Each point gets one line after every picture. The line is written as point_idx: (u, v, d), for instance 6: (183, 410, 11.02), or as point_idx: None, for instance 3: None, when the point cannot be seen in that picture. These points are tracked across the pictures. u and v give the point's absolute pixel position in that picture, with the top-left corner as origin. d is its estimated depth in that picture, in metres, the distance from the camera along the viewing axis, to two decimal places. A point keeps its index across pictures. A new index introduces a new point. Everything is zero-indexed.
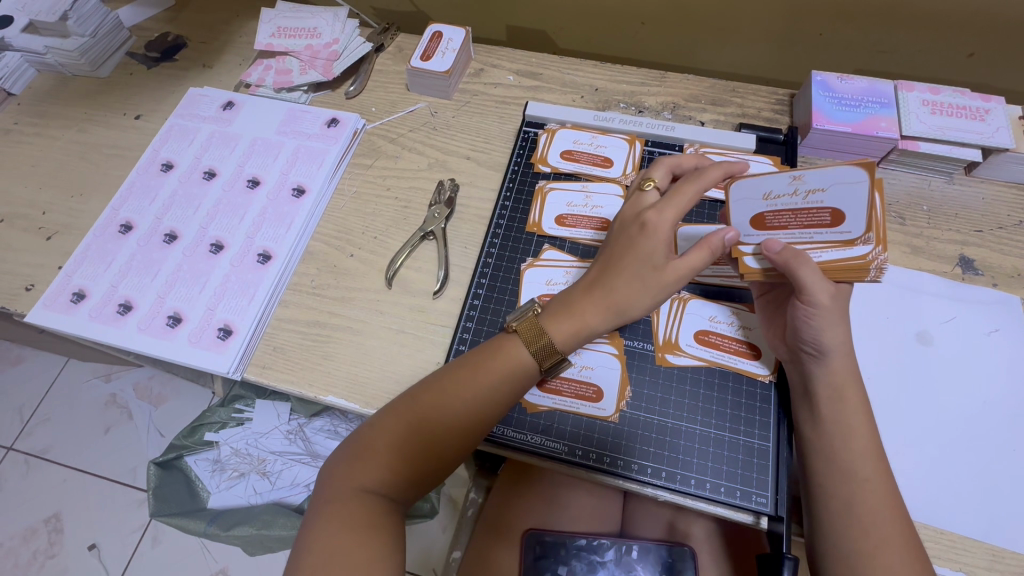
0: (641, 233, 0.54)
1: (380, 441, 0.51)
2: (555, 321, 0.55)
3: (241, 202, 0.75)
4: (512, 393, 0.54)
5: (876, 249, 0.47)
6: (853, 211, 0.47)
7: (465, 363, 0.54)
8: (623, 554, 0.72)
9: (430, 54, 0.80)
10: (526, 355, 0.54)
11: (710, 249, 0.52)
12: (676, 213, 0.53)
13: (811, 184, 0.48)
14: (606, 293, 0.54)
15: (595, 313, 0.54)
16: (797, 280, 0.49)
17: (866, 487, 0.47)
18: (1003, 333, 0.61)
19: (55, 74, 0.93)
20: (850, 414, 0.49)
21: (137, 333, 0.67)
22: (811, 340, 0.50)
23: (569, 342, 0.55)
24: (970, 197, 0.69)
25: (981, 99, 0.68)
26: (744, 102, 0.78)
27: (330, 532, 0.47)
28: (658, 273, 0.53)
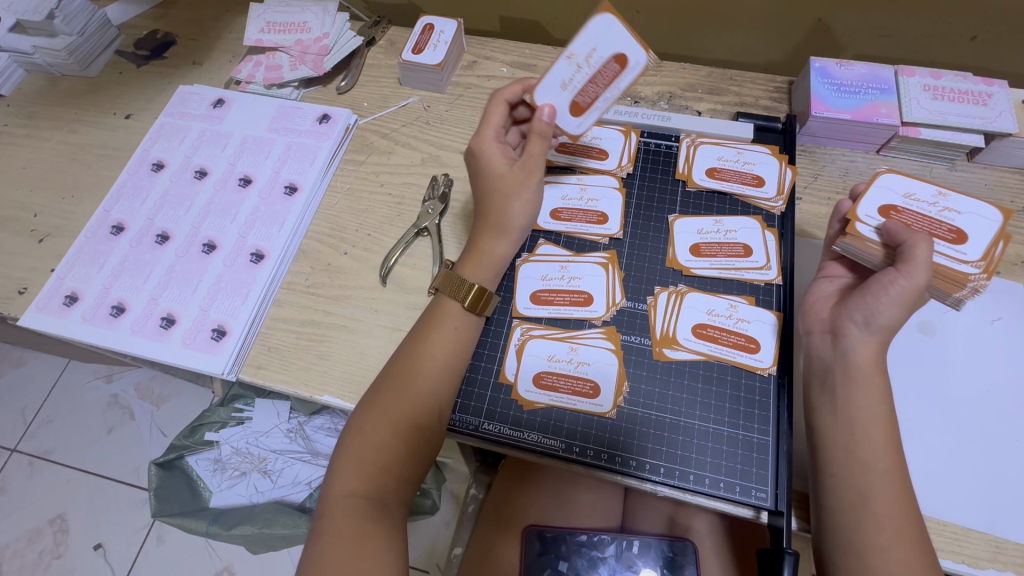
0: (476, 161, 0.60)
1: (367, 440, 0.51)
2: (464, 266, 0.59)
3: (233, 201, 0.74)
4: (460, 357, 0.56)
5: (982, 277, 0.53)
6: (976, 238, 0.54)
7: (412, 337, 0.56)
8: (624, 550, 0.71)
9: (422, 47, 0.79)
10: (456, 307, 0.57)
11: (540, 136, 0.58)
12: (490, 130, 0.60)
13: (951, 204, 0.55)
14: (492, 216, 0.59)
15: (489, 238, 0.59)
16: (910, 251, 0.49)
17: (883, 479, 0.46)
18: (1006, 321, 0.60)
19: (44, 74, 0.92)
20: (872, 403, 0.47)
21: (131, 334, 0.67)
22: (869, 309, 0.48)
23: (490, 277, 0.59)
24: (972, 184, 0.68)
25: (983, 83, 0.66)
26: (741, 90, 0.76)
27: (339, 543, 0.47)
28: (518, 176, 0.58)
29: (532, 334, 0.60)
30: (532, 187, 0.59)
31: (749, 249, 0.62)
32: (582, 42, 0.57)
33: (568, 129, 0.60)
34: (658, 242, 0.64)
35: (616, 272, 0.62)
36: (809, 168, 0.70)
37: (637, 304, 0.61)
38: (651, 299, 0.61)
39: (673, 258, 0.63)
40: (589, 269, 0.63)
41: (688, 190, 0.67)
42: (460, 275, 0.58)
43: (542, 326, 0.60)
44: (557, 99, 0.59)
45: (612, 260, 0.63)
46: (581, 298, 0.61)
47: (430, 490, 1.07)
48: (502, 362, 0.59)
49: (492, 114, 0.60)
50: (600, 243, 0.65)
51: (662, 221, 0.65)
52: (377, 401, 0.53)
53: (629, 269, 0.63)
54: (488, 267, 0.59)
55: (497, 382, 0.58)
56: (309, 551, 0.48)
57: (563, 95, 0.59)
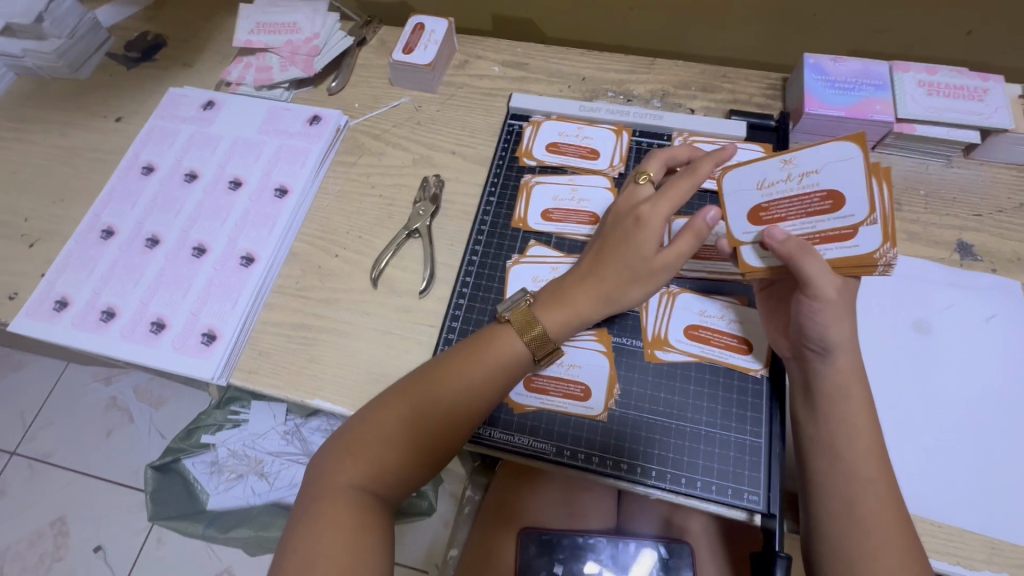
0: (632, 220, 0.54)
1: (380, 437, 0.50)
2: (548, 305, 0.55)
3: (223, 204, 0.74)
4: (504, 386, 0.53)
5: (884, 247, 0.47)
6: (851, 194, 0.48)
7: (458, 351, 0.54)
8: (620, 551, 0.70)
9: (412, 47, 0.78)
10: (519, 345, 0.53)
11: (697, 234, 0.51)
12: (670, 202, 0.52)
13: (803, 169, 0.49)
14: (593, 274, 0.55)
15: (589, 301, 0.55)
16: (801, 271, 0.47)
17: (869, 488, 0.45)
18: (1002, 319, 0.60)
19: (34, 77, 0.91)
20: (854, 413, 0.47)
21: (120, 339, 0.66)
22: (816, 337, 0.48)
23: (562, 330, 0.54)
24: (969, 180, 0.67)
25: (979, 78, 0.66)
26: (735, 87, 0.76)
27: (329, 534, 0.45)
28: (649, 259, 0.53)
29: None
30: (654, 277, 0.53)
31: None
32: None
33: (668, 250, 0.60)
34: None
35: None
36: None
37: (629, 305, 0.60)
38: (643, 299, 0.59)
39: None
40: None
41: None
42: (536, 315, 0.54)
43: None
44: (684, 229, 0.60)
45: None
46: None
47: (428, 492, 1.07)
48: None
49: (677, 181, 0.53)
50: None
51: None
52: (399, 399, 0.51)
53: None
54: (572, 324, 0.55)
55: None
56: (292, 538, 0.46)
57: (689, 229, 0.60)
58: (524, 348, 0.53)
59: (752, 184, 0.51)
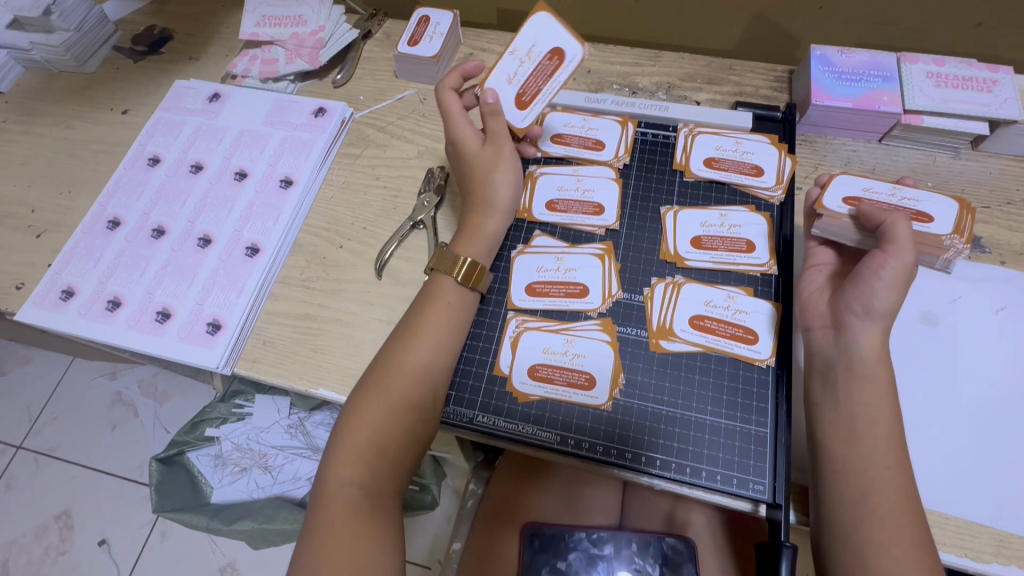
0: (454, 146, 0.62)
1: (363, 431, 0.51)
2: (456, 244, 0.60)
3: (228, 194, 0.74)
4: (453, 335, 0.57)
5: (955, 237, 0.55)
6: (939, 216, 0.55)
7: (406, 324, 0.57)
8: (622, 548, 0.70)
9: (417, 39, 0.78)
10: (449, 282, 0.58)
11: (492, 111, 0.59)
12: (456, 118, 0.61)
13: (907, 194, 0.56)
14: (480, 195, 0.61)
15: (480, 215, 0.61)
16: (891, 232, 0.48)
17: (886, 476, 0.45)
18: (1010, 313, 0.59)
19: (42, 70, 0.92)
20: (876, 397, 0.46)
21: (126, 329, 0.67)
22: (864, 297, 0.48)
23: (483, 252, 0.60)
24: (977, 172, 0.67)
25: (988, 70, 0.65)
26: (741, 80, 0.75)
27: (336, 532, 0.48)
28: (492, 154, 0.60)
29: (527, 326, 0.59)
30: (509, 159, 0.61)
31: (752, 244, 0.60)
32: (740, 215, 0.62)
33: (680, 247, 0.61)
34: (654, 232, 0.63)
35: (612, 263, 0.61)
36: (809, 158, 0.69)
37: (634, 296, 0.60)
38: (648, 290, 0.59)
39: (667, 250, 0.61)
40: (585, 260, 0.61)
41: (686, 179, 0.65)
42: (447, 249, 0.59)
43: (537, 318, 0.59)
44: (698, 231, 0.62)
45: (608, 251, 0.62)
46: (576, 290, 0.60)
47: (431, 486, 1.07)
48: (497, 354, 0.58)
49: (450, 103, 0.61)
50: (597, 234, 0.64)
51: (657, 213, 0.64)
52: (373, 393, 0.53)
53: (626, 260, 0.61)
54: (481, 238, 0.60)
55: (491, 374, 0.57)
56: (305, 542, 0.49)
57: (698, 228, 0.62)
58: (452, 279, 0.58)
59: (504, 83, 0.59)
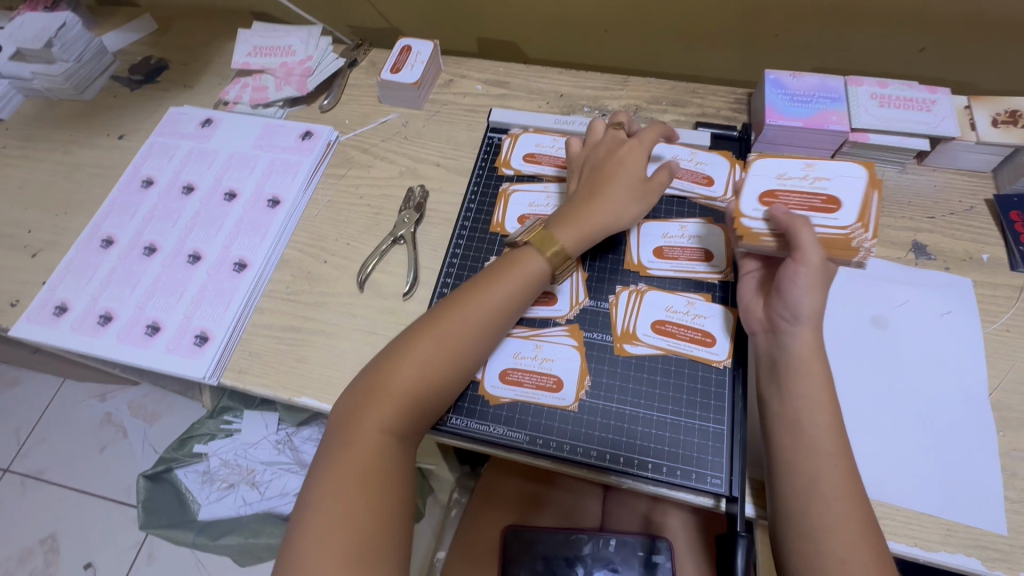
0: (622, 154, 0.64)
1: (404, 384, 0.52)
2: (561, 226, 0.60)
3: (218, 214, 0.77)
4: (511, 311, 0.57)
5: (859, 228, 0.54)
6: (847, 203, 0.55)
7: (470, 288, 0.58)
8: (600, 549, 0.72)
9: (399, 67, 0.83)
10: (538, 263, 0.59)
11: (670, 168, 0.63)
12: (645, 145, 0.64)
13: (820, 174, 0.57)
14: (603, 198, 0.61)
15: (594, 211, 0.61)
16: (795, 239, 0.52)
17: (830, 462, 0.48)
18: (956, 316, 0.63)
19: (42, 99, 0.96)
20: (815, 389, 0.50)
21: (117, 342, 0.69)
22: (790, 305, 0.51)
23: (576, 244, 0.60)
24: (922, 185, 0.72)
25: (927, 91, 0.71)
26: (703, 102, 0.81)
27: (359, 476, 0.49)
28: (641, 186, 0.63)
29: None
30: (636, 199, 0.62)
31: (710, 253, 0.64)
32: (698, 226, 0.66)
33: (643, 258, 0.65)
34: (620, 243, 0.66)
35: (580, 273, 0.65)
36: None
37: (600, 302, 0.63)
38: (613, 297, 0.63)
39: (631, 260, 0.65)
40: None
41: None
42: (553, 234, 0.60)
43: None
44: (659, 242, 0.65)
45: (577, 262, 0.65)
46: (546, 298, 0.63)
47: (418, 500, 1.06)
48: None
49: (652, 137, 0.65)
50: None
51: None
52: (417, 349, 0.54)
53: (593, 270, 0.65)
54: (585, 236, 0.60)
55: None
56: (320, 478, 0.49)
57: (659, 239, 0.65)
58: (547, 265, 0.59)
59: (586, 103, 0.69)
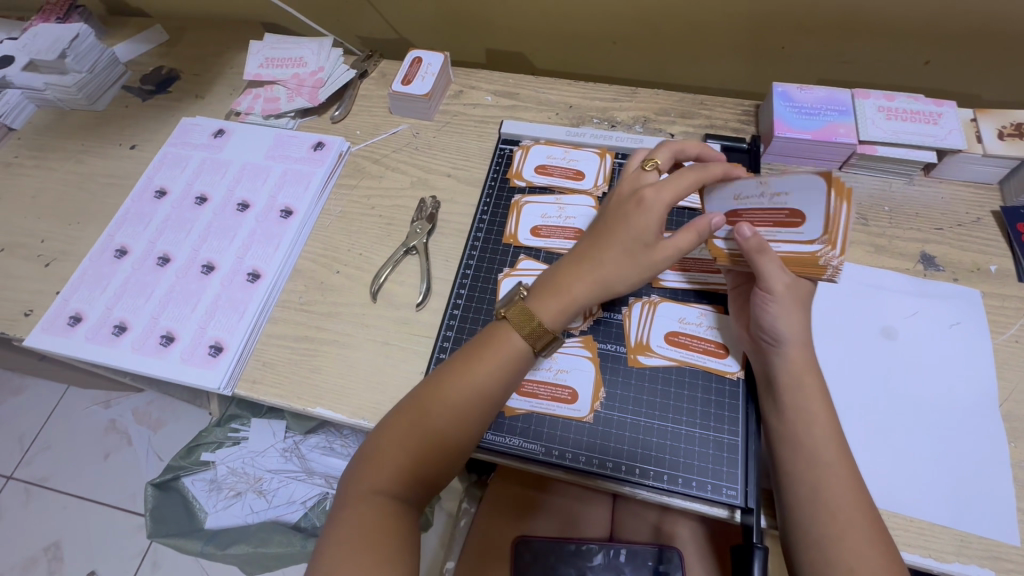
0: (637, 207, 0.56)
1: (395, 448, 0.52)
2: (540, 300, 0.56)
3: (231, 224, 0.78)
4: (507, 375, 0.55)
5: (826, 247, 0.48)
6: (811, 214, 0.47)
7: (465, 352, 0.56)
8: (612, 558, 0.72)
9: (411, 78, 0.84)
10: (518, 339, 0.55)
11: (697, 232, 0.53)
12: (673, 193, 0.55)
13: (774, 185, 0.48)
14: (595, 267, 0.57)
15: (582, 283, 0.57)
16: (757, 271, 0.51)
17: (830, 471, 0.48)
18: (966, 327, 0.63)
19: (53, 109, 0.97)
20: (811, 402, 0.50)
21: (131, 352, 0.70)
22: (769, 329, 0.53)
23: (559, 319, 0.56)
24: (929, 197, 0.72)
25: (934, 104, 0.71)
26: (711, 113, 0.81)
27: (350, 544, 0.47)
28: (646, 248, 0.55)
29: None
30: (638, 264, 0.56)
31: None
32: None
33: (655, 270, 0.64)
34: None
35: None
36: None
37: (613, 314, 0.63)
38: (626, 309, 0.63)
39: None
40: None
41: None
42: (530, 310, 0.56)
43: None
44: None
45: None
46: None
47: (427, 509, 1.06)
48: None
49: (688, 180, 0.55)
50: None
51: None
52: (409, 414, 0.53)
53: None
54: (568, 313, 0.57)
55: None
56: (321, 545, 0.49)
57: None
58: (524, 342, 0.55)
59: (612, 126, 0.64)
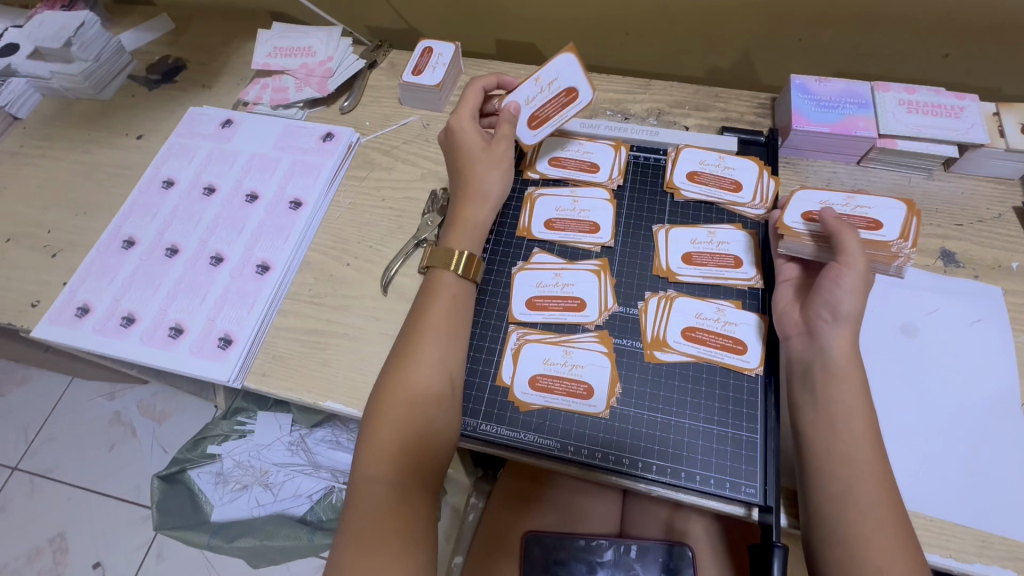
0: (455, 141, 0.67)
1: (384, 424, 0.54)
2: (448, 239, 0.64)
3: (240, 216, 0.77)
4: (460, 318, 0.60)
5: (900, 241, 0.57)
6: (890, 223, 0.58)
7: (418, 310, 0.60)
8: (622, 555, 0.72)
9: (421, 69, 0.83)
10: (449, 275, 0.62)
11: (506, 121, 0.66)
12: (468, 113, 0.68)
13: (860, 202, 0.60)
14: (471, 188, 0.65)
15: (470, 207, 0.65)
16: (839, 242, 0.53)
17: (865, 469, 0.47)
18: (987, 325, 0.62)
19: (59, 98, 0.96)
20: (850, 396, 0.49)
21: (140, 344, 0.69)
22: (829, 301, 0.52)
23: (473, 243, 0.64)
24: (950, 192, 0.71)
25: (955, 97, 0.70)
26: (727, 106, 0.80)
27: (367, 528, 0.49)
28: (492, 153, 0.66)
29: (528, 338, 0.62)
30: (505, 161, 0.67)
31: (739, 260, 0.64)
32: (728, 232, 0.65)
33: (673, 264, 0.64)
34: (647, 249, 0.66)
35: (608, 279, 0.65)
36: (793, 178, 0.73)
37: (629, 309, 0.63)
38: (642, 304, 0.63)
39: (659, 265, 0.65)
40: (582, 276, 0.65)
41: (676, 201, 0.69)
42: (447, 247, 0.63)
43: (538, 331, 0.62)
44: (690, 248, 0.65)
45: (604, 267, 0.65)
46: (574, 304, 0.63)
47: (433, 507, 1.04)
48: (499, 365, 0.61)
49: (467, 102, 0.68)
50: (592, 251, 0.67)
51: (649, 232, 0.68)
52: (387, 389, 0.56)
53: (621, 275, 0.65)
54: (473, 233, 0.65)
55: (494, 384, 0.60)
56: (340, 538, 0.50)
57: (687, 245, 0.65)
58: (455, 275, 0.62)
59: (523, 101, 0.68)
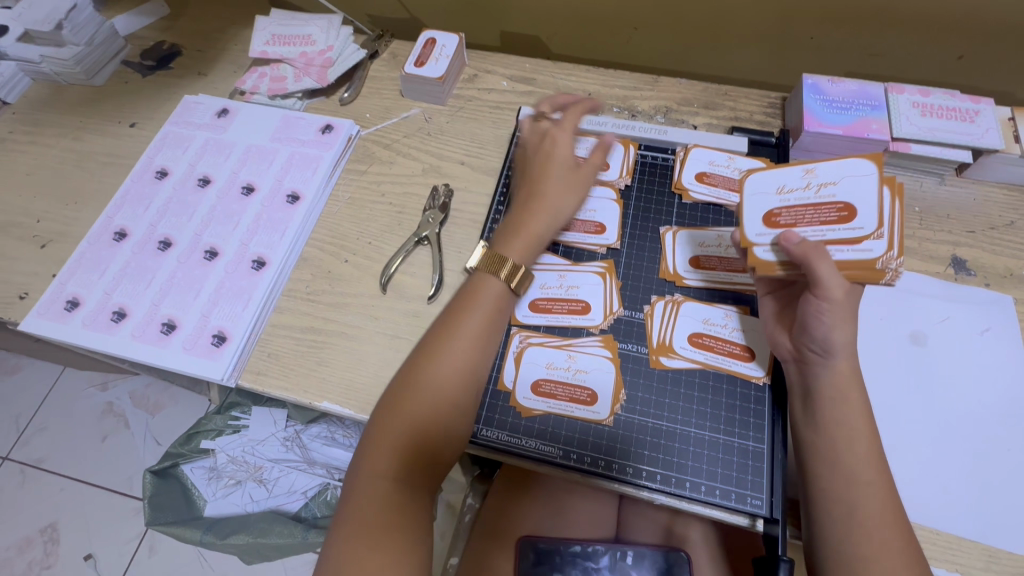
0: (542, 154, 0.64)
1: (398, 424, 0.52)
2: (509, 241, 0.60)
3: (235, 209, 0.75)
4: (494, 327, 0.57)
5: (876, 232, 0.50)
6: (864, 207, 0.50)
7: (452, 310, 0.57)
8: (618, 560, 0.71)
9: (424, 60, 0.80)
10: (494, 280, 0.58)
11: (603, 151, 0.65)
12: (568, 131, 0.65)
13: (822, 179, 0.52)
14: (542, 198, 0.61)
15: (537, 219, 0.61)
16: (813, 274, 0.49)
17: (870, 491, 0.46)
18: (997, 334, 0.61)
19: (50, 83, 0.93)
20: (854, 416, 0.48)
21: (131, 339, 0.67)
22: (819, 340, 0.49)
23: (529, 254, 0.60)
24: (962, 198, 0.70)
25: (970, 101, 0.69)
26: (736, 105, 0.78)
27: (366, 527, 0.47)
28: (575, 176, 0.63)
29: (530, 341, 0.60)
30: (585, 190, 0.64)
31: None
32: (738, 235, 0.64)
33: (679, 269, 0.63)
34: (654, 252, 0.65)
35: (613, 281, 0.63)
36: None
37: (634, 313, 0.61)
38: (648, 308, 0.61)
39: (666, 269, 0.63)
40: (587, 278, 0.63)
41: (684, 202, 0.67)
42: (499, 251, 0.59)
43: (540, 334, 0.61)
44: (696, 253, 0.64)
45: (609, 270, 0.64)
46: (579, 307, 0.62)
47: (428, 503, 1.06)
48: (501, 368, 0.59)
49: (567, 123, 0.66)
50: (598, 253, 0.65)
51: (656, 234, 0.66)
52: (407, 388, 0.53)
53: (626, 279, 0.63)
54: (533, 245, 0.60)
55: (496, 389, 0.59)
56: (335, 534, 0.48)
57: (695, 248, 0.64)
58: (501, 283, 0.58)
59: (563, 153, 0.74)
